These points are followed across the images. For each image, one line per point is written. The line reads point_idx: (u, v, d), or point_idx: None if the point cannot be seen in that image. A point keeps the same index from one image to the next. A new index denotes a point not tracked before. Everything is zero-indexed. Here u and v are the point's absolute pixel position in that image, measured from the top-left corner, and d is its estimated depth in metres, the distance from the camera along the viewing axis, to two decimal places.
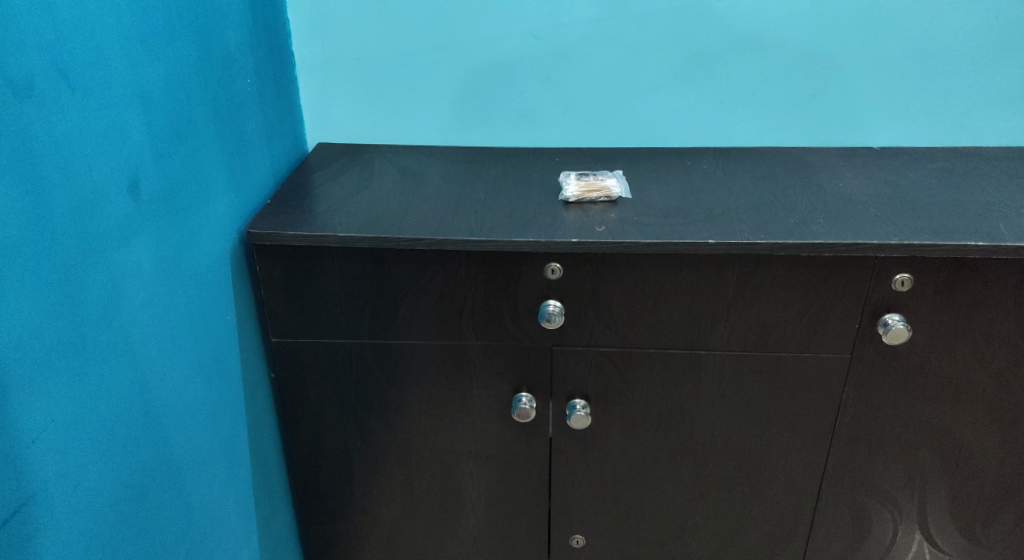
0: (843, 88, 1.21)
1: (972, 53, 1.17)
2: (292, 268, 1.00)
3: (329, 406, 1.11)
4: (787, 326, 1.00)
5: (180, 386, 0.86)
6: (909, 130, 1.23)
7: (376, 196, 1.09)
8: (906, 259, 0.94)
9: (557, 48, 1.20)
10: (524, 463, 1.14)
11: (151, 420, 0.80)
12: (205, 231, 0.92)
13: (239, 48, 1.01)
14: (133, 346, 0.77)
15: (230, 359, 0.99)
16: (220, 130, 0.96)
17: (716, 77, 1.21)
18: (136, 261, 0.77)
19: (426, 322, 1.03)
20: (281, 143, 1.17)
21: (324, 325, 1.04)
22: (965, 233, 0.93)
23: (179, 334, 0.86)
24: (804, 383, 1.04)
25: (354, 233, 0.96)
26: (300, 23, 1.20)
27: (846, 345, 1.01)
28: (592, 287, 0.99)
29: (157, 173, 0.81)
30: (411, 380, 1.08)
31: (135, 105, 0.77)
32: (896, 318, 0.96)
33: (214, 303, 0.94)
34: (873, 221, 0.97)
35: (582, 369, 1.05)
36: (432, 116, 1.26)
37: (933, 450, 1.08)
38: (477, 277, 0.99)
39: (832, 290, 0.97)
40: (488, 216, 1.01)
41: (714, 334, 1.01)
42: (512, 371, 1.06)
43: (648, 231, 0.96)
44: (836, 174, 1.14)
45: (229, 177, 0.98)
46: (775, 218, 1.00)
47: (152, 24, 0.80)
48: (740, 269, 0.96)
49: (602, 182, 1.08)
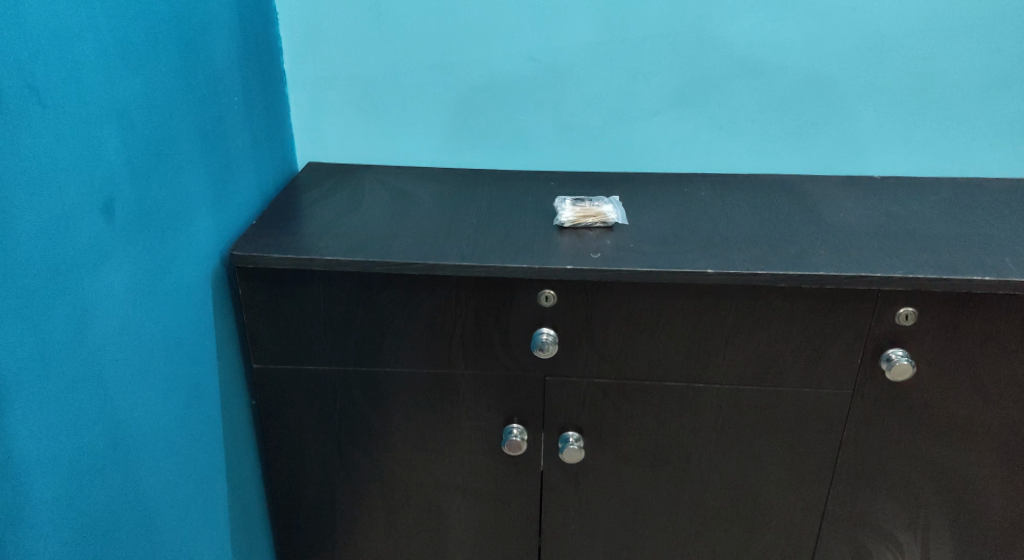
0: (843, 115, 1.19)
1: (975, 83, 1.16)
2: (275, 292, 0.96)
3: (313, 436, 1.07)
4: (788, 360, 0.97)
5: (153, 415, 0.82)
6: (911, 160, 1.21)
7: (366, 218, 1.06)
8: (910, 293, 0.91)
9: (553, 70, 1.18)
10: (513, 498, 1.10)
11: (121, 451, 0.76)
12: (185, 253, 0.88)
13: (226, 66, 0.99)
14: (103, 374, 0.73)
15: (210, 385, 0.95)
16: (204, 148, 0.93)
17: (715, 103, 1.19)
18: (108, 286, 0.74)
19: (415, 350, 0.99)
20: (270, 163, 1.15)
21: (308, 352, 1.00)
22: (970, 268, 0.91)
23: (154, 362, 0.82)
24: (804, 419, 1.01)
25: (341, 256, 0.93)
26: (292, 40, 1.18)
27: (847, 381, 0.98)
28: (586, 316, 0.96)
29: (134, 192, 0.78)
30: (397, 410, 1.04)
31: (112, 122, 0.74)
32: (899, 354, 0.94)
33: (192, 328, 0.90)
34: (876, 253, 0.95)
35: (575, 400, 1.02)
36: (425, 136, 1.24)
37: (937, 489, 1.04)
38: (467, 304, 0.95)
39: (834, 323, 0.94)
40: (481, 242, 0.98)
41: (712, 367, 0.98)
42: (502, 402, 1.02)
43: (645, 259, 0.93)
44: (837, 203, 1.12)
45: (211, 198, 0.95)
46: (775, 247, 0.97)
47: (132, 39, 0.77)
48: (740, 299, 0.93)
49: (598, 207, 1.05)
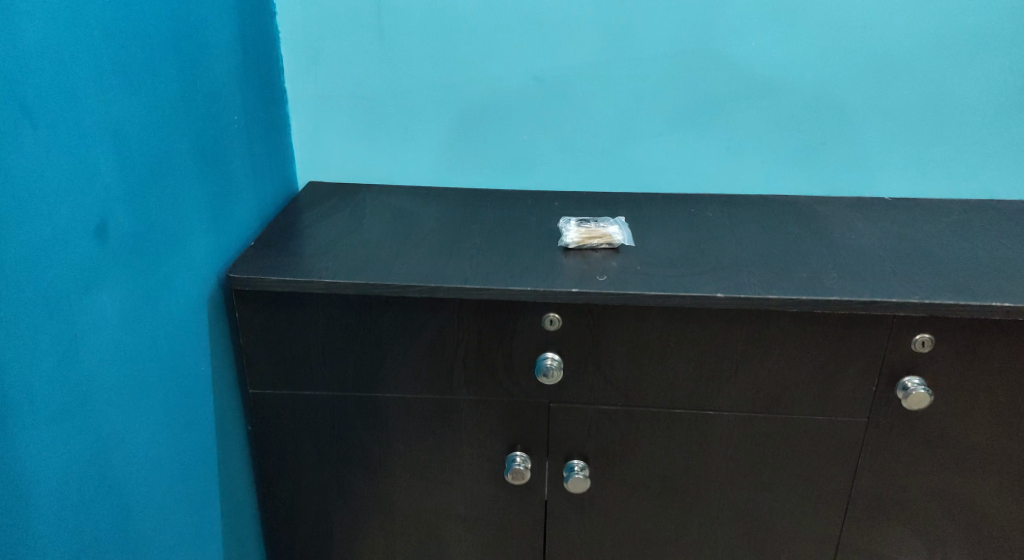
0: (852, 136, 1.17)
1: (987, 105, 1.14)
2: (273, 315, 0.94)
3: (310, 463, 1.04)
4: (800, 387, 0.94)
5: (145, 442, 0.79)
6: (922, 182, 1.19)
7: (367, 238, 1.03)
8: (926, 319, 0.89)
9: (558, 90, 1.16)
10: (516, 528, 1.07)
11: (111, 480, 0.73)
12: (180, 275, 0.86)
13: (226, 84, 0.97)
14: (93, 402, 0.70)
15: (205, 411, 0.92)
16: (201, 167, 0.91)
17: (722, 123, 1.17)
18: (100, 310, 0.71)
19: (416, 375, 0.96)
20: (270, 182, 1.13)
21: (306, 377, 0.98)
22: (988, 293, 0.88)
23: (147, 389, 0.79)
24: (817, 448, 0.98)
25: (341, 278, 0.90)
26: (294, 58, 1.16)
27: (861, 409, 0.95)
28: (592, 340, 0.93)
29: (128, 213, 0.75)
30: (396, 437, 1.01)
31: (107, 142, 0.71)
32: (916, 382, 0.91)
33: (187, 352, 0.88)
34: (891, 277, 0.92)
35: (581, 428, 0.99)
36: (427, 156, 1.22)
37: (955, 521, 1.01)
38: (470, 327, 0.93)
39: (848, 349, 0.91)
40: (484, 264, 0.96)
41: (722, 394, 0.95)
42: (505, 429, 0.99)
43: (653, 282, 0.91)
44: (848, 225, 1.09)
45: (209, 218, 0.93)
46: (786, 270, 0.95)
47: (129, 57, 0.75)
48: (751, 324, 0.91)
49: (604, 228, 1.03)
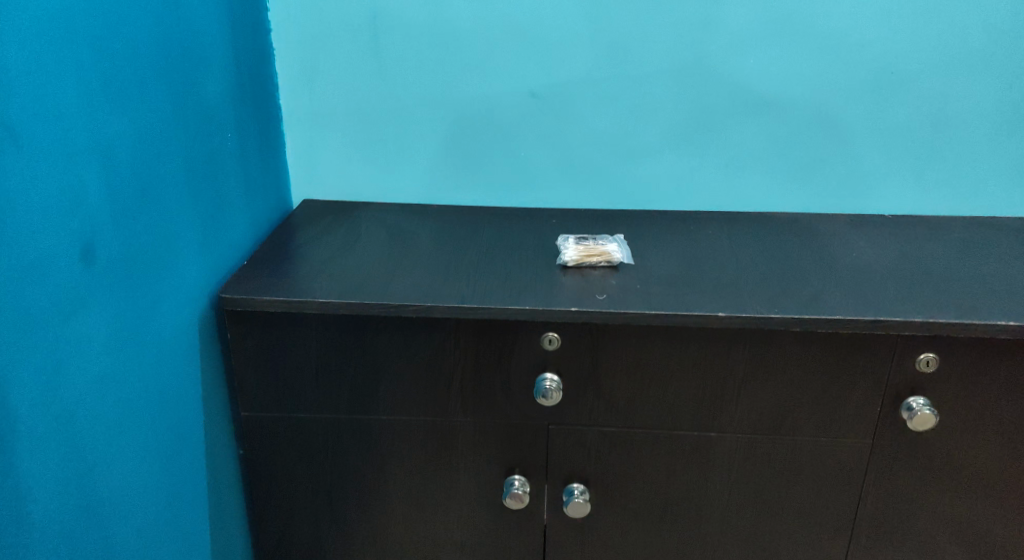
0: (850, 154, 1.16)
1: (986, 122, 1.13)
2: (265, 337, 0.92)
3: (304, 487, 1.02)
4: (804, 409, 0.92)
5: (132, 468, 0.77)
6: (922, 199, 1.18)
7: (362, 257, 1.02)
8: (931, 338, 0.87)
9: (554, 107, 1.16)
10: (515, 553, 1.04)
11: (95, 509, 0.71)
12: (170, 297, 0.84)
13: (219, 101, 0.96)
14: (77, 430, 0.68)
15: (195, 435, 0.90)
16: (193, 186, 0.89)
17: (720, 140, 1.16)
18: (86, 335, 0.69)
19: (411, 397, 0.94)
20: (263, 200, 1.11)
21: (298, 400, 0.95)
22: (993, 312, 0.87)
23: (134, 414, 0.77)
24: (821, 471, 0.96)
25: (335, 298, 0.89)
26: (289, 75, 1.15)
27: (866, 431, 0.93)
28: (592, 361, 0.91)
29: (116, 234, 0.73)
30: (392, 460, 0.99)
31: (95, 162, 0.70)
32: (920, 403, 0.89)
33: (177, 375, 0.86)
34: (894, 296, 0.91)
35: (580, 450, 0.97)
36: (423, 173, 1.21)
37: (962, 544, 0.99)
38: (468, 348, 0.91)
39: (851, 370, 0.90)
40: (481, 283, 0.94)
41: (724, 416, 0.93)
42: (504, 452, 0.97)
43: (653, 301, 0.89)
44: (849, 242, 1.08)
45: (200, 238, 0.91)
46: (788, 289, 0.93)
47: (119, 76, 0.74)
48: (753, 344, 0.89)
49: (603, 246, 1.01)
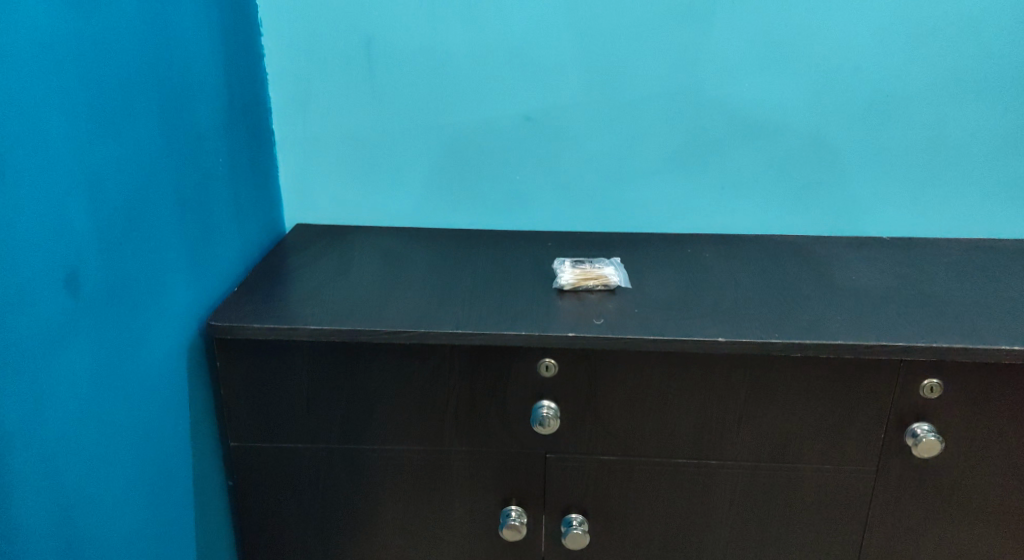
0: (848, 177, 1.15)
1: (984, 144, 1.13)
2: (256, 365, 0.90)
3: (295, 520, 0.99)
4: (806, 436, 0.90)
5: (116, 504, 0.74)
6: (921, 221, 1.18)
7: (355, 282, 1.00)
8: (935, 363, 0.86)
9: (550, 130, 1.15)
10: None
11: (77, 548, 0.68)
12: (157, 326, 0.82)
13: (210, 126, 0.94)
14: (59, 466, 0.66)
15: (182, 466, 0.88)
16: (182, 212, 0.88)
17: (717, 163, 1.16)
18: (69, 367, 0.67)
19: (405, 426, 0.92)
20: (255, 225, 1.10)
21: (289, 430, 0.93)
22: (997, 336, 0.85)
23: (118, 447, 0.75)
24: (825, 499, 0.94)
25: (326, 325, 0.87)
26: (282, 98, 1.14)
27: (870, 458, 0.91)
28: (590, 388, 0.89)
29: (102, 263, 0.72)
30: (385, 491, 0.96)
31: (80, 190, 0.68)
32: (925, 429, 0.87)
33: (164, 405, 0.83)
34: (896, 320, 0.90)
35: (579, 480, 0.94)
36: (418, 197, 1.19)
37: None
38: (463, 376, 0.89)
39: (855, 396, 0.88)
40: (476, 308, 0.92)
41: (726, 444, 0.91)
42: (500, 482, 0.95)
43: (651, 326, 0.88)
44: (848, 265, 1.07)
45: (190, 264, 0.89)
46: (788, 313, 0.92)
47: (107, 101, 0.72)
48: (754, 370, 0.87)
49: (599, 270, 1.00)
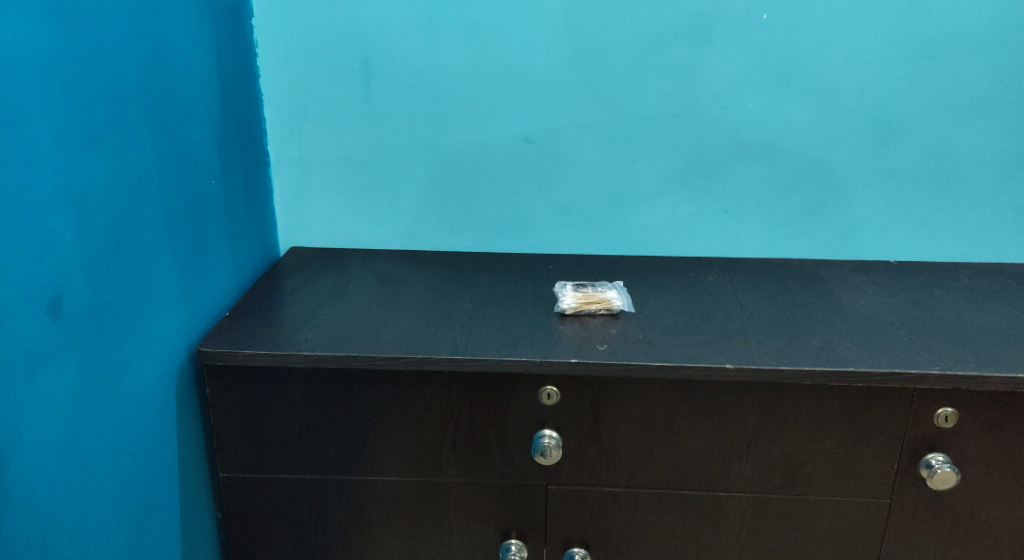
0: (853, 199, 1.14)
1: (990, 166, 1.11)
2: (246, 392, 0.87)
3: (285, 553, 0.95)
4: (817, 466, 0.87)
5: (98, 538, 0.71)
6: (927, 244, 1.15)
7: (350, 307, 0.97)
8: (949, 392, 0.83)
9: (549, 151, 1.13)
10: None
11: None
12: (144, 352, 0.79)
13: (203, 145, 0.92)
14: (38, 499, 0.62)
15: (169, 498, 0.84)
16: (173, 233, 0.85)
17: (720, 185, 1.14)
18: (50, 395, 0.64)
19: (402, 455, 0.89)
20: (249, 247, 1.07)
21: (281, 459, 0.90)
22: (1012, 363, 0.83)
23: (101, 480, 0.71)
24: (836, 532, 0.90)
25: (320, 351, 0.84)
26: (278, 118, 1.12)
27: (883, 489, 0.88)
28: (593, 417, 0.86)
29: (87, 286, 0.69)
30: (380, 523, 0.93)
31: (66, 211, 0.66)
32: (941, 460, 0.84)
33: (151, 434, 0.80)
34: (908, 346, 0.87)
35: (581, 511, 0.91)
36: (415, 219, 1.17)
37: None
38: (461, 403, 0.86)
39: (867, 425, 0.85)
40: (475, 333, 0.90)
41: (733, 474, 0.88)
42: (500, 513, 0.91)
43: (656, 352, 0.85)
44: (856, 290, 1.05)
45: (180, 288, 0.87)
46: (796, 338, 0.89)
47: (96, 120, 0.70)
48: (762, 398, 0.84)
49: (602, 294, 0.98)
